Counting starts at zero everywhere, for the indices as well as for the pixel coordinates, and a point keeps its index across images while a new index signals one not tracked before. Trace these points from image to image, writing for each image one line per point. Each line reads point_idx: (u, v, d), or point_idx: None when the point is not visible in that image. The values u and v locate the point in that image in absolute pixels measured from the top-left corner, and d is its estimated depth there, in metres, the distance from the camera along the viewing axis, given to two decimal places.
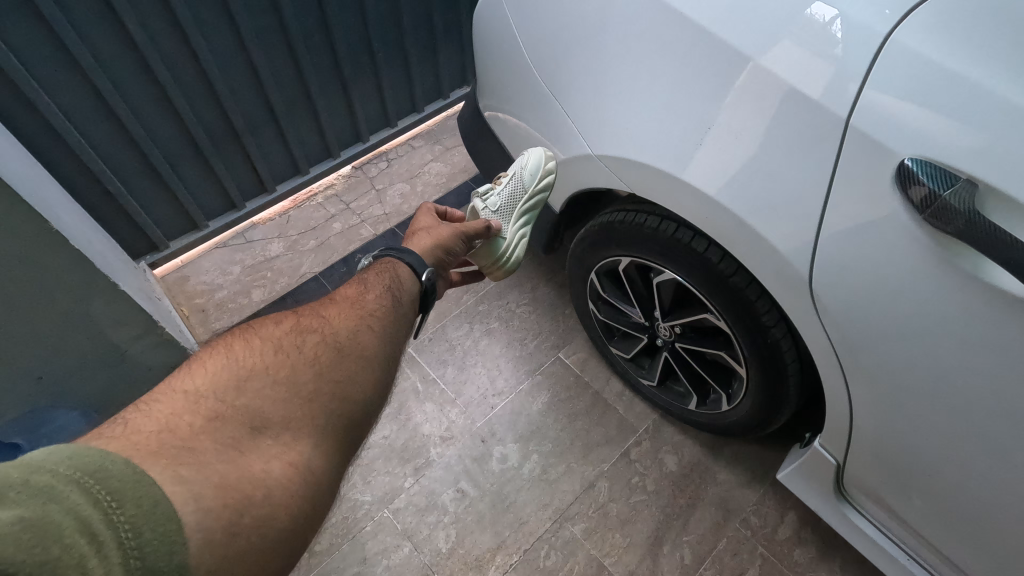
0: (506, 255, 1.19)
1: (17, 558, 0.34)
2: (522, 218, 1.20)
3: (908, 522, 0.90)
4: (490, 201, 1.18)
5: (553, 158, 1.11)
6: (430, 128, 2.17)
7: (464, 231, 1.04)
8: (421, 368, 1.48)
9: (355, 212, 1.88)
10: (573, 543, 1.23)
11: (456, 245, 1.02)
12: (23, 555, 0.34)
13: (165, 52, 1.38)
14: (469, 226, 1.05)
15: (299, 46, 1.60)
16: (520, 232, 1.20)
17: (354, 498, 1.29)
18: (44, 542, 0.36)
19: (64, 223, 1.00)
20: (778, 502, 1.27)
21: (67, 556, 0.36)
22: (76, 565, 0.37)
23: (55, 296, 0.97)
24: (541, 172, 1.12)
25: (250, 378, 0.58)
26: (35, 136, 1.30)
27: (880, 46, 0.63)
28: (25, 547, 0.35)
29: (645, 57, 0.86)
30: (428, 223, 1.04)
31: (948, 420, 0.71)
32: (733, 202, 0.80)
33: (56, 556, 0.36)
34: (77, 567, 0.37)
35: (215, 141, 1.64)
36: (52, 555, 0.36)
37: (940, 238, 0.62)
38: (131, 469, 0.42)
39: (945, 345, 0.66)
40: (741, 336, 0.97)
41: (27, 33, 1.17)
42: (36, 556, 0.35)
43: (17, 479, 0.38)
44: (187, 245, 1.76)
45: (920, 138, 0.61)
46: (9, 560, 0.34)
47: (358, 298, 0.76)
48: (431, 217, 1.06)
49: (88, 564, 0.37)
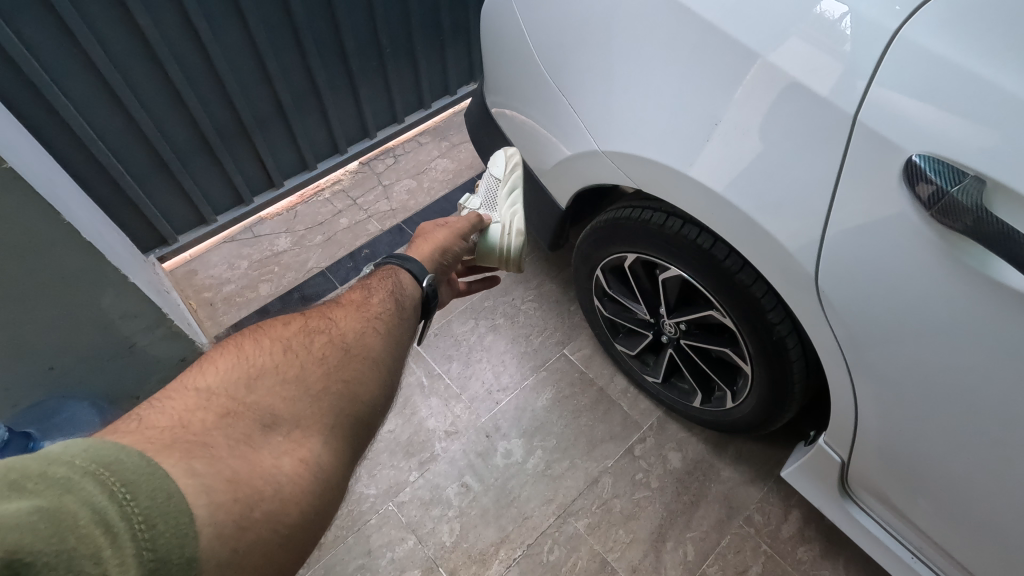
0: (503, 236, 1.18)
1: (33, 547, 0.35)
2: (509, 201, 1.23)
3: (917, 523, 0.90)
4: (473, 203, 1.25)
5: (513, 148, 1.28)
6: (437, 124, 2.17)
7: (458, 230, 1.05)
8: (426, 364, 1.49)
9: (362, 207, 1.89)
10: (576, 538, 1.23)
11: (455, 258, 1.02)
12: (40, 544, 0.35)
13: (175, 46, 1.39)
14: (462, 225, 1.06)
15: (308, 42, 1.61)
16: (513, 210, 1.22)
17: (359, 491, 1.29)
18: (61, 531, 0.37)
19: (75, 215, 1.02)
20: (782, 499, 1.27)
21: (82, 546, 0.37)
22: (90, 556, 0.37)
23: (66, 287, 0.98)
24: (507, 161, 1.27)
25: (260, 377, 0.59)
26: (47, 130, 1.32)
27: (890, 41, 0.63)
28: (42, 537, 0.36)
29: (653, 53, 0.86)
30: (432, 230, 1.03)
31: (958, 421, 0.71)
32: (740, 200, 0.80)
33: (72, 546, 0.37)
34: (92, 558, 0.37)
35: (224, 136, 1.66)
36: (68, 546, 0.36)
37: (951, 236, 0.62)
38: (144, 461, 0.43)
39: (955, 347, 0.66)
40: (746, 332, 0.97)
41: (40, 28, 1.18)
42: (52, 546, 0.36)
43: (35, 471, 0.38)
44: (195, 239, 1.77)
45: (930, 136, 0.61)
46: (25, 549, 0.34)
47: (363, 302, 0.77)
48: (429, 224, 1.08)
49: (103, 554, 0.38)
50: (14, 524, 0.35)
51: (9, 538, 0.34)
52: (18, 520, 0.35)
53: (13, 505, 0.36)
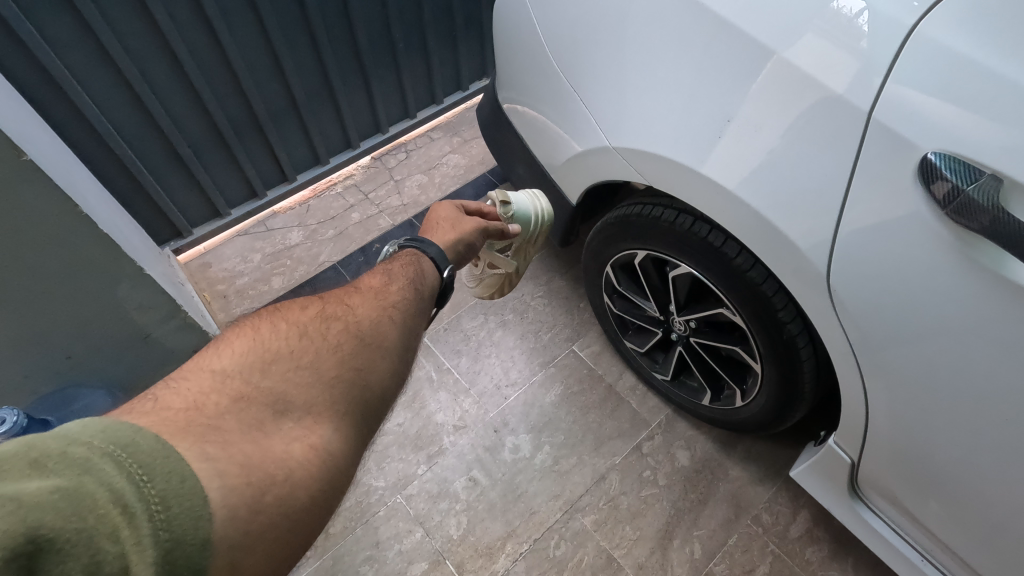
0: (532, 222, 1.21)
1: (55, 523, 0.35)
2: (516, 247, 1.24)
3: (927, 525, 0.89)
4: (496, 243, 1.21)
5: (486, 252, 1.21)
6: (450, 119, 2.17)
7: (485, 228, 1.03)
8: (435, 358, 1.50)
9: (373, 202, 1.90)
10: (582, 534, 1.24)
11: (477, 241, 1.01)
12: (61, 521, 0.35)
13: (191, 41, 1.41)
14: (490, 225, 1.05)
15: (322, 37, 1.61)
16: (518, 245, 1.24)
17: (367, 483, 1.30)
18: (80, 509, 0.37)
19: (93, 208, 1.03)
20: (791, 500, 1.27)
21: (101, 525, 0.37)
22: (109, 534, 0.37)
23: (83, 277, 1.00)
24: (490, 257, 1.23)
25: (275, 362, 0.59)
26: (66, 124, 1.34)
27: (907, 37, 0.62)
28: (63, 514, 0.36)
29: (666, 49, 0.85)
30: (448, 213, 1.02)
31: (973, 422, 0.70)
32: (752, 195, 0.79)
33: (91, 524, 0.37)
34: (110, 536, 0.37)
35: (238, 130, 1.67)
36: (88, 524, 0.37)
37: (963, 234, 0.61)
38: (159, 444, 0.43)
39: (971, 347, 0.65)
40: (756, 331, 0.96)
41: (61, 24, 1.20)
42: (73, 524, 0.36)
43: (56, 450, 0.39)
44: (210, 232, 1.79)
45: (946, 134, 0.60)
46: (47, 525, 0.35)
47: (381, 289, 0.77)
48: (453, 208, 1.04)
49: (121, 533, 0.38)
50: (32, 502, 0.35)
51: (31, 515, 0.34)
52: (37, 499, 0.35)
53: (34, 484, 0.36)
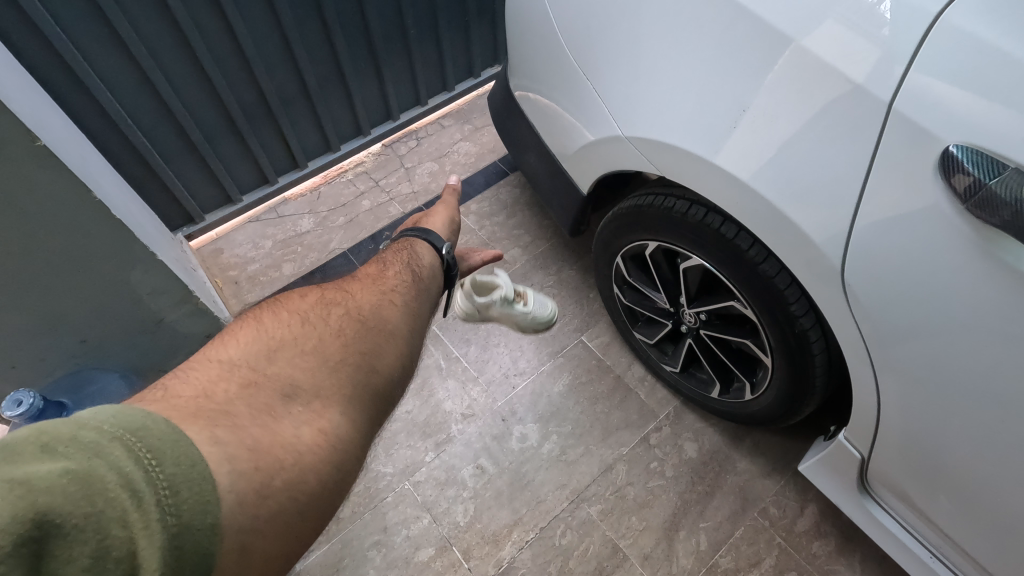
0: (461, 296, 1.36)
1: (64, 508, 0.35)
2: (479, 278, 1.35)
3: (935, 521, 0.88)
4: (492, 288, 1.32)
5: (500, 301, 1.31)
6: (461, 107, 2.16)
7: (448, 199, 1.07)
8: (443, 346, 1.50)
9: (384, 189, 1.89)
10: (588, 524, 1.24)
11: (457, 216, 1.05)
12: (70, 506, 0.35)
13: (204, 27, 1.41)
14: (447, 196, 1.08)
15: (333, 23, 1.60)
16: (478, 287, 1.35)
17: (376, 469, 1.32)
18: (90, 494, 0.37)
19: (107, 194, 1.04)
20: (799, 493, 1.26)
21: (111, 509, 0.37)
22: (117, 519, 0.37)
23: (98, 263, 1.02)
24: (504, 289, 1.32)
25: (281, 349, 0.60)
26: (81, 110, 1.35)
27: (931, 25, 0.60)
28: (73, 499, 0.36)
29: (681, 37, 0.84)
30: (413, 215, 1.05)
31: (987, 419, 0.69)
32: (764, 185, 0.78)
33: (100, 508, 0.37)
34: (118, 521, 0.37)
35: (250, 116, 1.67)
36: (97, 508, 0.37)
37: (983, 229, 0.60)
38: (169, 428, 0.43)
39: (987, 343, 0.64)
40: (768, 324, 0.95)
41: (76, 11, 1.21)
42: (82, 508, 0.36)
43: (66, 435, 0.38)
44: (222, 218, 1.81)
45: (970, 127, 0.58)
46: (56, 510, 0.35)
47: (380, 276, 0.81)
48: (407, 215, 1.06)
49: (129, 517, 0.37)
50: (43, 486, 0.35)
51: (40, 499, 0.34)
52: (47, 483, 0.35)
53: (44, 468, 0.36)
